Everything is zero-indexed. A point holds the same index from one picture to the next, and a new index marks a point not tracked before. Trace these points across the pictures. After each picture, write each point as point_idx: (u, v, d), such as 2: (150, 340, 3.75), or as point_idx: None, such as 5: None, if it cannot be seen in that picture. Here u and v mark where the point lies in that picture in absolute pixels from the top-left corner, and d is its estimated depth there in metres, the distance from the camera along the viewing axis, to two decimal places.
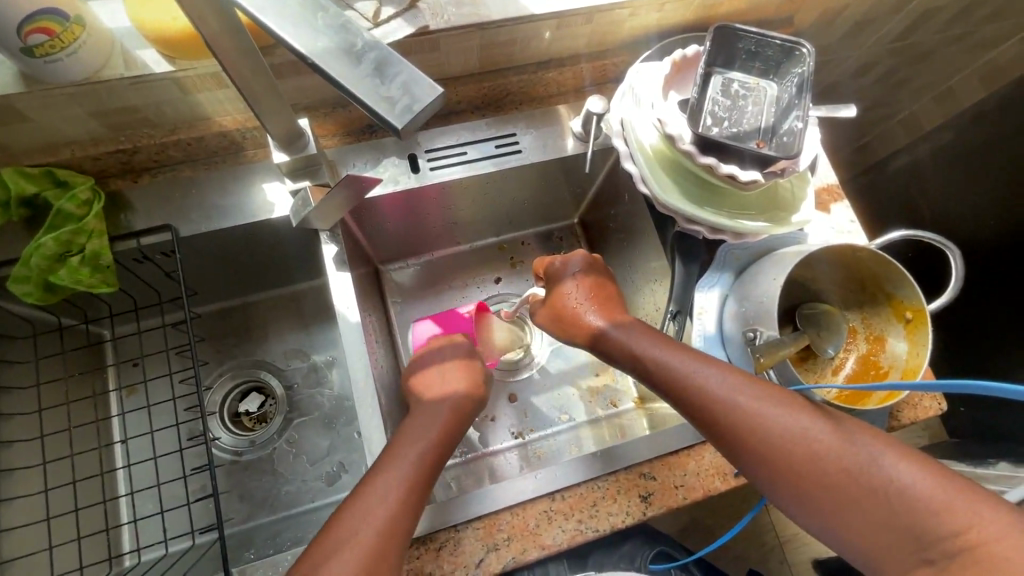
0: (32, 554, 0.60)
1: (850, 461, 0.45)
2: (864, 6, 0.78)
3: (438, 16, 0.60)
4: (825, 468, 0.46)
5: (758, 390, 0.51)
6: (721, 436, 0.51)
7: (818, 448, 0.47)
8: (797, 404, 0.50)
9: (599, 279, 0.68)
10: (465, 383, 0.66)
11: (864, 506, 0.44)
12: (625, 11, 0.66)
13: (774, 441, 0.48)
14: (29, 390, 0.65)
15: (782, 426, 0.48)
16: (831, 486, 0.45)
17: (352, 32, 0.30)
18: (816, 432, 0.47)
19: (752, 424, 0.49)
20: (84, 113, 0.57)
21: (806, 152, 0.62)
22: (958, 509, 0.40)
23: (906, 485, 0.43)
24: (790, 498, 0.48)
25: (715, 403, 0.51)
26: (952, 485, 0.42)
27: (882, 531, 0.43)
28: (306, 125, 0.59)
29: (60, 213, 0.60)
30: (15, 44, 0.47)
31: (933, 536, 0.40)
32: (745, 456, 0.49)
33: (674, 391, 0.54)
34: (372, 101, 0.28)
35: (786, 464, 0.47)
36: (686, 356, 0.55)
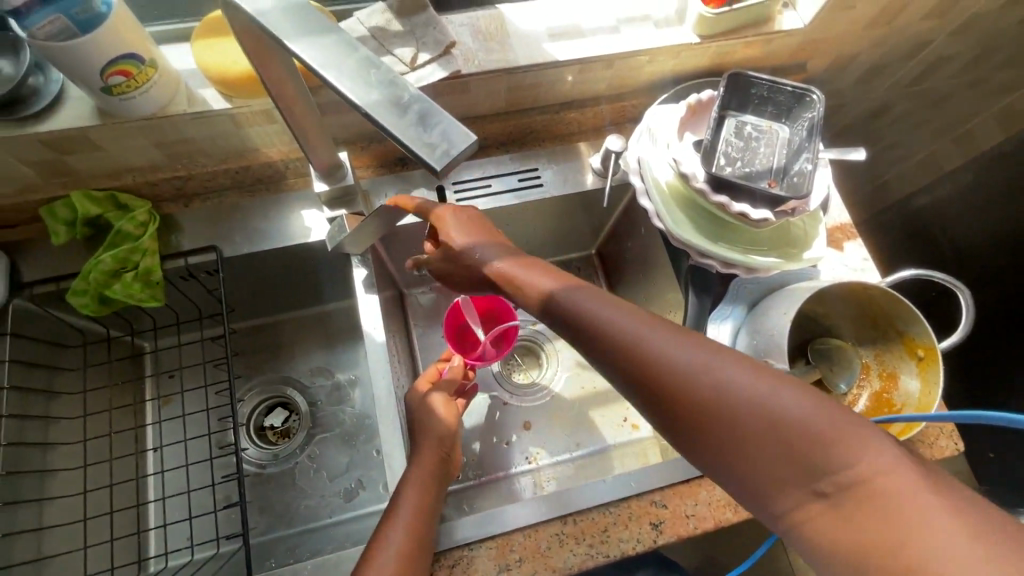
0: (69, 552, 0.64)
1: (748, 390, 0.42)
2: (876, 54, 0.82)
3: (470, 61, 0.65)
4: (722, 404, 0.42)
5: (661, 326, 0.47)
6: (685, 411, 0.43)
7: (718, 379, 0.43)
8: (701, 340, 0.46)
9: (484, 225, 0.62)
10: (450, 418, 0.67)
11: (758, 440, 0.40)
12: (644, 58, 0.71)
13: (674, 374, 0.44)
14: (77, 397, 0.70)
15: (683, 358, 0.44)
16: (727, 419, 0.41)
17: (400, 87, 0.34)
18: (719, 363, 0.44)
19: (652, 357, 0.45)
20: (148, 143, 0.63)
21: (816, 193, 0.65)
22: (853, 443, 0.38)
23: (798, 415, 0.40)
24: (688, 438, 0.44)
25: (617, 337, 0.47)
26: (847, 415, 0.40)
27: (778, 465, 0.40)
28: (346, 159, 0.65)
29: (119, 233, 0.66)
30: (97, 83, 0.53)
31: (825, 471, 0.38)
32: (646, 394, 0.46)
33: (635, 362, 0.46)
34: (414, 145, 0.32)
35: (686, 397, 0.43)
36: (648, 326, 0.47)
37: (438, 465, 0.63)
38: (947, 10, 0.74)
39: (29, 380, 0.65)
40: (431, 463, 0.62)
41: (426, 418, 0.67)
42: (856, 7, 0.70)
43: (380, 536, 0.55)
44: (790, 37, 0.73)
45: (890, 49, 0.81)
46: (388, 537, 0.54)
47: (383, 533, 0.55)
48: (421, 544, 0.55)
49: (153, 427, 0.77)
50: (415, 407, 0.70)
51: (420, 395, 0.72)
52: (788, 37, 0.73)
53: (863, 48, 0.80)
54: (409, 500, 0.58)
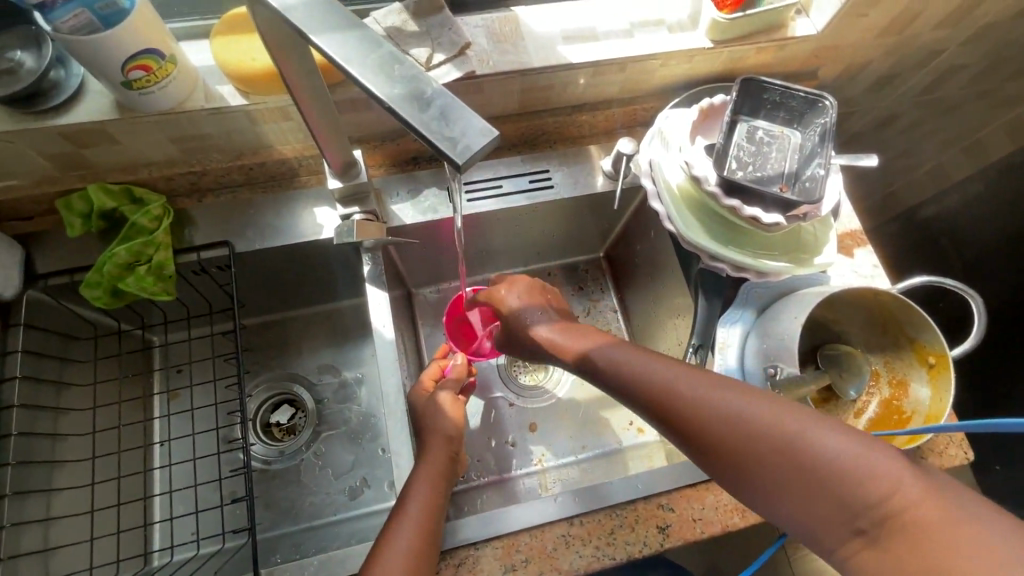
0: (76, 543, 0.64)
1: (782, 432, 0.44)
2: (888, 62, 0.82)
3: (484, 62, 0.66)
4: (758, 446, 0.45)
5: (697, 375, 0.51)
6: (728, 454, 0.46)
7: (753, 423, 0.46)
8: (737, 385, 0.49)
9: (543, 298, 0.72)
10: (458, 418, 0.68)
11: (797, 479, 0.43)
12: (657, 62, 0.72)
13: (715, 419, 0.47)
14: (86, 388, 0.70)
15: (719, 403, 0.48)
16: (765, 460, 0.44)
17: (422, 82, 0.34)
18: (755, 407, 0.47)
19: (691, 405, 0.49)
20: (164, 138, 0.64)
21: (827, 199, 0.65)
22: (887, 476, 0.40)
23: (830, 453, 0.42)
24: (735, 481, 0.47)
25: (658, 389, 0.51)
26: (881, 451, 0.41)
27: (817, 503, 0.41)
28: (360, 157, 0.66)
29: (133, 226, 0.66)
30: (118, 77, 0.54)
31: (862, 507, 0.40)
32: (690, 443, 0.49)
33: (675, 410, 0.50)
34: (436, 140, 0.32)
35: (725, 441, 0.46)
36: (686, 375, 0.51)
37: (447, 465, 0.63)
38: (961, 19, 0.74)
39: (40, 370, 0.66)
40: (440, 462, 0.62)
41: (430, 419, 0.67)
42: (870, 14, 0.70)
43: (389, 532, 0.55)
44: (803, 44, 0.73)
45: (903, 57, 0.81)
46: (397, 532, 0.54)
47: (392, 529, 0.55)
48: (427, 541, 0.55)
49: (161, 421, 0.78)
50: (419, 407, 0.69)
51: (424, 395, 0.71)
52: (801, 43, 0.73)
53: (875, 56, 0.80)
54: (416, 497, 0.58)
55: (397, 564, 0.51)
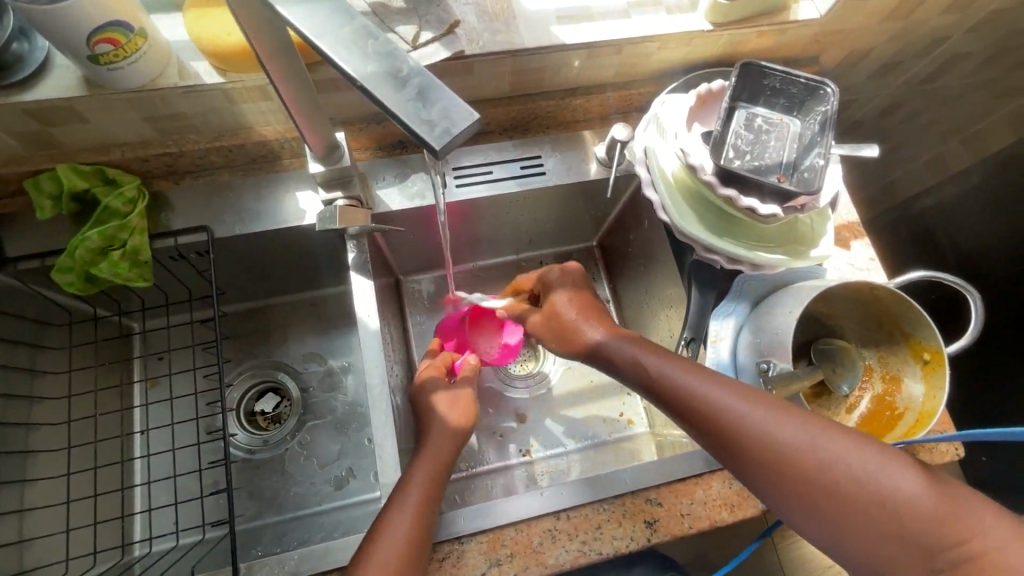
0: (51, 534, 0.63)
1: (860, 470, 0.45)
2: (890, 49, 0.80)
3: (474, 42, 0.63)
4: (834, 484, 0.46)
5: (766, 402, 0.51)
6: (796, 485, 0.47)
7: (830, 456, 0.46)
8: (807, 417, 0.50)
9: (582, 292, 0.69)
10: (462, 417, 0.67)
11: (872, 518, 0.44)
12: (654, 45, 0.69)
13: (783, 450, 0.48)
14: (61, 376, 0.68)
15: (791, 434, 0.48)
16: (835, 500, 0.45)
17: (399, 59, 0.32)
18: (830, 440, 0.47)
19: (760, 434, 0.49)
20: (138, 117, 0.61)
21: (826, 189, 0.63)
22: (964, 519, 0.42)
23: (909, 493, 0.44)
24: (797, 513, 0.48)
25: (725, 414, 0.51)
26: (947, 492, 0.44)
27: (889, 542, 0.43)
28: (343, 139, 0.63)
29: (106, 209, 0.64)
30: (83, 51, 0.51)
31: (942, 547, 0.42)
32: (756, 472, 0.49)
33: (737, 438, 0.50)
34: (412, 122, 0.30)
35: (798, 472, 0.47)
36: (744, 399, 0.51)
37: (447, 456, 0.62)
38: (967, 6, 0.72)
39: (12, 359, 0.63)
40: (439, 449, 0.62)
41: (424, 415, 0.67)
42: None
43: (385, 518, 0.54)
44: (805, 28, 0.71)
45: (908, 43, 0.79)
46: (391, 520, 0.54)
47: (387, 515, 0.54)
48: (421, 529, 0.54)
49: (140, 410, 0.76)
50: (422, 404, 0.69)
51: (414, 388, 0.70)
52: (804, 28, 0.71)
53: (878, 43, 0.78)
54: (411, 493, 0.56)
55: (389, 555, 0.51)
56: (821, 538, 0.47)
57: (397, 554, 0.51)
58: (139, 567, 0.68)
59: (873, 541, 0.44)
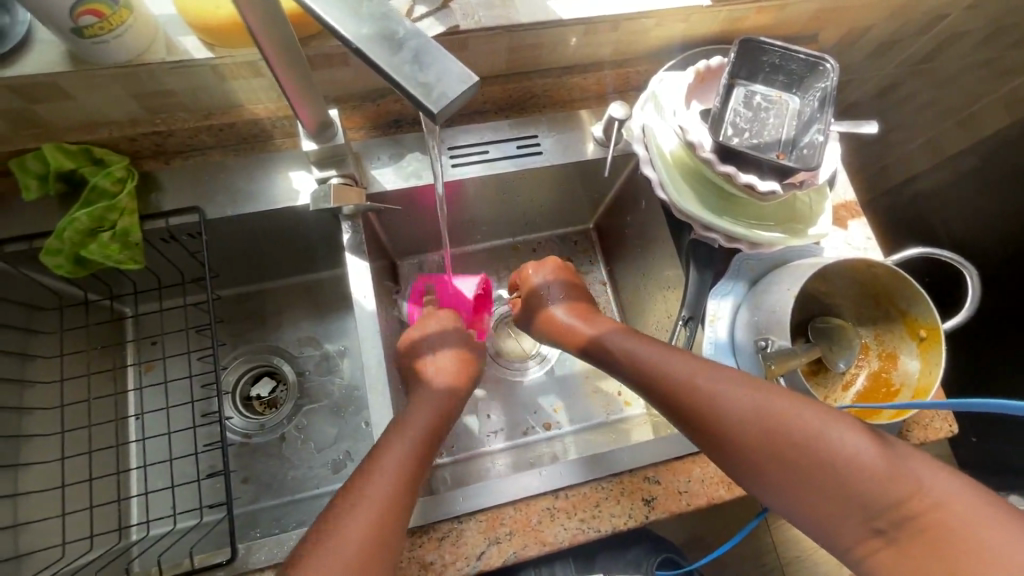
0: (47, 518, 0.62)
1: (809, 432, 0.46)
2: (889, 27, 0.79)
3: (469, 17, 0.62)
4: (783, 450, 0.46)
5: (719, 373, 0.53)
6: (748, 454, 0.48)
7: (777, 421, 0.47)
8: (763, 387, 0.51)
9: (573, 293, 0.75)
10: (452, 380, 0.69)
11: (816, 480, 0.45)
12: (651, 21, 0.68)
13: (734, 421, 0.49)
14: (53, 360, 0.67)
15: (741, 405, 0.50)
16: (785, 466, 0.46)
17: (393, 21, 0.31)
18: (778, 406, 0.48)
19: (714, 409, 0.51)
20: (125, 94, 0.59)
21: (826, 166, 0.63)
22: (908, 478, 0.42)
23: (853, 455, 0.44)
24: (752, 481, 0.49)
25: (679, 385, 0.53)
26: (898, 459, 0.43)
27: (836, 503, 0.44)
28: (336, 116, 0.61)
29: (95, 189, 0.62)
30: (66, 24, 0.49)
31: (884, 506, 0.42)
32: (709, 444, 0.51)
33: (690, 410, 0.52)
34: (409, 86, 0.29)
35: (746, 441, 0.48)
36: (700, 373, 0.53)
37: (431, 421, 0.61)
38: None
39: (3, 342, 0.63)
40: (422, 419, 0.61)
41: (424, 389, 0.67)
42: None
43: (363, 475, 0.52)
44: (805, 4, 0.70)
45: (907, 21, 0.78)
46: (370, 480, 0.52)
47: (368, 472, 0.53)
48: (404, 496, 0.52)
49: (134, 394, 0.75)
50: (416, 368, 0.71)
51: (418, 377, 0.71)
52: (803, 4, 0.70)
53: (877, 20, 0.77)
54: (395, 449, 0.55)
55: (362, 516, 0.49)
56: (779, 507, 0.48)
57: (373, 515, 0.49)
58: (137, 550, 0.68)
59: (822, 506, 0.45)
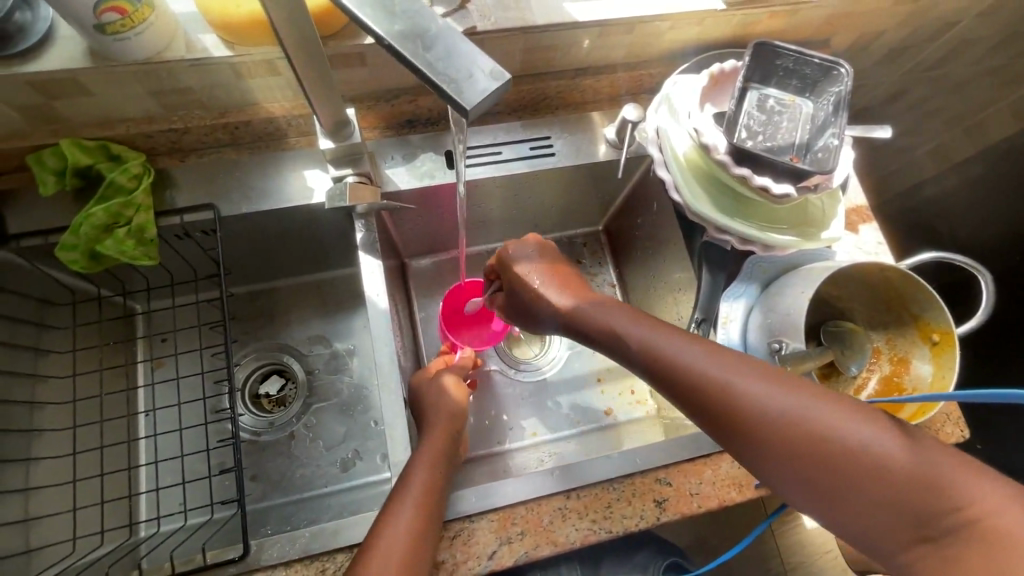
0: (58, 513, 0.62)
1: (841, 430, 0.44)
2: (901, 33, 0.79)
3: (486, 18, 0.62)
4: (816, 449, 0.44)
5: (743, 367, 0.50)
6: (778, 451, 0.46)
7: (808, 418, 0.45)
8: (789, 382, 0.48)
9: (554, 265, 0.68)
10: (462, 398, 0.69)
11: (851, 481, 0.43)
12: (666, 24, 0.68)
13: (762, 417, 0.47)
14: (65, 355, 0.68)
15: (769, 401, 0.47)
16: (818, 466, 0.44)
17: (426, 19, 0.31)
18: (804, 403, 0.46)
19: (741, 404, 0.48)
20: (144, 91, 0.60)
21: (839, 170, 0.63)
22: (945, 478, 0.41)
23: (888, 455, 0.42)
24: (779, 482, 0.47)
25: (701, 379, 0.50)
26: (934, 457, 0.42)
27: (873, 505, 0.42)
28: (353, 115, 0.62)
29: (111, 185, 0.63)
30: (89, 20, 0.49)
31: (925, 510, 0.40)
32: (733, 444, 0.48)
33: (714, 403, 0.49)
34: (441, 83, 0.29)
35: (775, 440, 0.46)
36: (722, 365, 0.50)
37: (446, 445, 0.62)
38: None
39: (16, 337, 0.63)
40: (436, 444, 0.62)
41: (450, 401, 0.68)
42: None
43: (390, 507, 0.54)
44: (818, 9, 0.70)
45: (918, 26, 0.78)
46: (393, 518, 0.52)
47: (392, 508, 0.53)
48: (427, 530, 0.53)
49: (144, 390, 0.75)
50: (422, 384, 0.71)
51: (429, 377, 0.71)
52: (816, 9, 0.70)
53: (889, 26, 0.77)
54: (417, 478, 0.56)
55: (396, 544, 0.50)
56: (808, 507, 0.46)
57: (403, 543, 0.51)
58: (147, 546, 0.68)
59: (859, 508, 0.42)
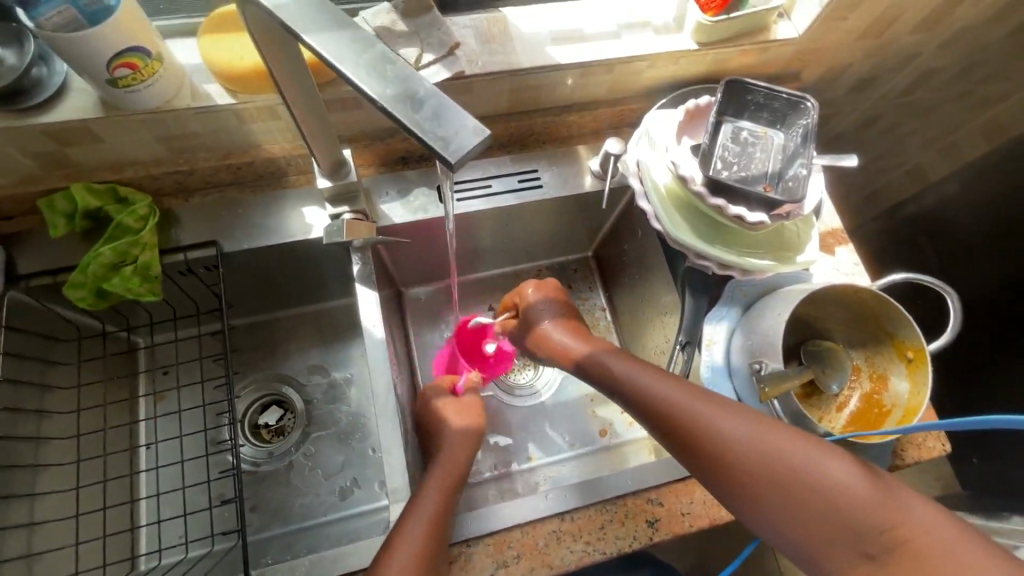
0: (61, 548, 0.63)
1: (799, 460, 0.48)
2: (865, 66, 0.84)
3: (474, 63, 0.66)
4: (775, 478, 0.48)
5: (714, 401, 0.55)
6: (742, 480, 0.50)
7: (770, 449, 0.50)
8: (755, 416, 0.53)
9: (564, 313, 0.76)
10: (470, 424, 0.73)
11: (808, 507, 0.46)
12: (644, 63, 0.73)
13: (727, 447, 0.51)
14: (70, 391, 0.69)
15: (735, 432, 0.51)
16: (777, 492, 0.48)
17: (414, 82, 0.34)
18: (769, 433, 0.51)
19: (710, 436, 0.52)
20: (152, 137, 0.63)
21: (810, 197, 0.67)
22: (893, 506, 0.44)
23: (842, 483, 0.46)
24: (742, 506, 0.50)
25: (676, 412, 0.55)
26: (882, 487, 0.46)
27: (827, 528, 0.45)
28: (350, 156, 0.66)
29: (118, 226, 0.65)
30: (102, 75, 0.53)
31: (872, 531, 0.44)
32: (705, 471, 0.52)
33: (686, 435, 0.54)
34: (429, 139, 0.33)
35: (739, 468, 0.50)
36: (695, 399, 0.56)
37: (457, 469, 0.66)
38: (935, 24, 0.76)
39: (22, 374, 0.65)
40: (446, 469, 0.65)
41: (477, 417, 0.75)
42: (849, 18, 0.71)
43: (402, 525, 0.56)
44: (785, 46, 0.75)
45: (882, 60, 0.83)
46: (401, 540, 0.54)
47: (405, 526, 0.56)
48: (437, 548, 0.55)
49: (146, 423, 0.77)
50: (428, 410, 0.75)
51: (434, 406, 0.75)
52: (784, 46, 0.75)
53: (854, 59, 0.82)
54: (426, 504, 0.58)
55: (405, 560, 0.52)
56: (771, 536, 0.49)
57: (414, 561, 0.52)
58: None
59: (816, 532, 0.46)
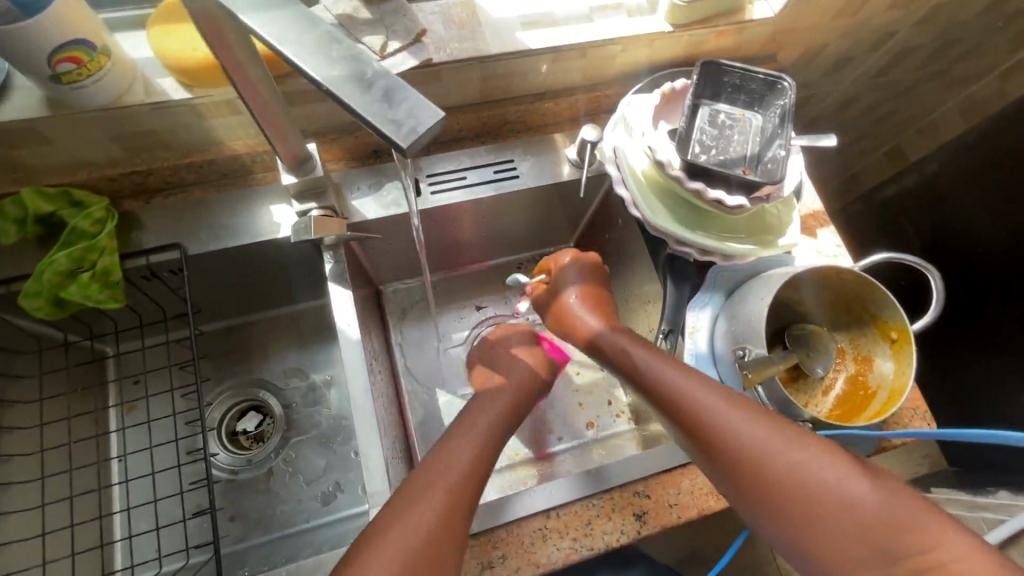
0: (27, 569, 0.61)
1: (821, 473, 0.46)
2: (842, 46, 0.83)
3: (442, 50, 0.64)
4: (796, 489, 0.46)
5: (734, 401, 0.53)
6: (760, 486, 0.48)
7: (789, 458, 0.47)
8: (776, 423, 0.51)
9: (590, 285, 0.76)
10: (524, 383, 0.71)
11: (829, 522, 0.44)
12: (617, 47, 0.71)
13: (745, 452, 0.49)
14: (32, 405, 0.66)
15: (753, 438, 0.49)
16: (797, 504, 0.46)
17: (364, 62, 0.33)
18: (791, 443, 0.48)
19: (727, 437, 0.50)
20: (104, 136, 0.60)
21: (789, 178, 0.65)
22: (920, 527, 0.42)
23: (866, 500, 0.44)
24: (759, 515, 0.48)
25: (692, 408, 0.53)
26: (910, 507, 0.43)
27: (850, 545, 0.43)
28: (315, 150, 0.63)
29: (73, 230, 0.62)
30: (44, 70, 0.50)
31: (901, 553, 0.42)
32: (714, 468, 0.51)
33: (701, 433, 0.52)
34: (379, 123, 0.30)
35: (756, 474, 0.48)
36: (713, 397, 0.53)
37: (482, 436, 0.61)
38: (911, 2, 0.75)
39: None
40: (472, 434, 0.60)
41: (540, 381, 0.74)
42: None
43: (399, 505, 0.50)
44: (761, 26, 0.73)
45: (858, 40, 0.82)
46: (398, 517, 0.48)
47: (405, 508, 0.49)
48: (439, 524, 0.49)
49: (116, 435, 0.74)
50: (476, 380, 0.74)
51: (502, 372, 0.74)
52: (759, 26, 0.73)
53: (830, 39, 0.81)
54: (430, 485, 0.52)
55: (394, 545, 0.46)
56: (786, 547, 0.47)
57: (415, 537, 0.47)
58: None
59: (837, 550, 0.44)
